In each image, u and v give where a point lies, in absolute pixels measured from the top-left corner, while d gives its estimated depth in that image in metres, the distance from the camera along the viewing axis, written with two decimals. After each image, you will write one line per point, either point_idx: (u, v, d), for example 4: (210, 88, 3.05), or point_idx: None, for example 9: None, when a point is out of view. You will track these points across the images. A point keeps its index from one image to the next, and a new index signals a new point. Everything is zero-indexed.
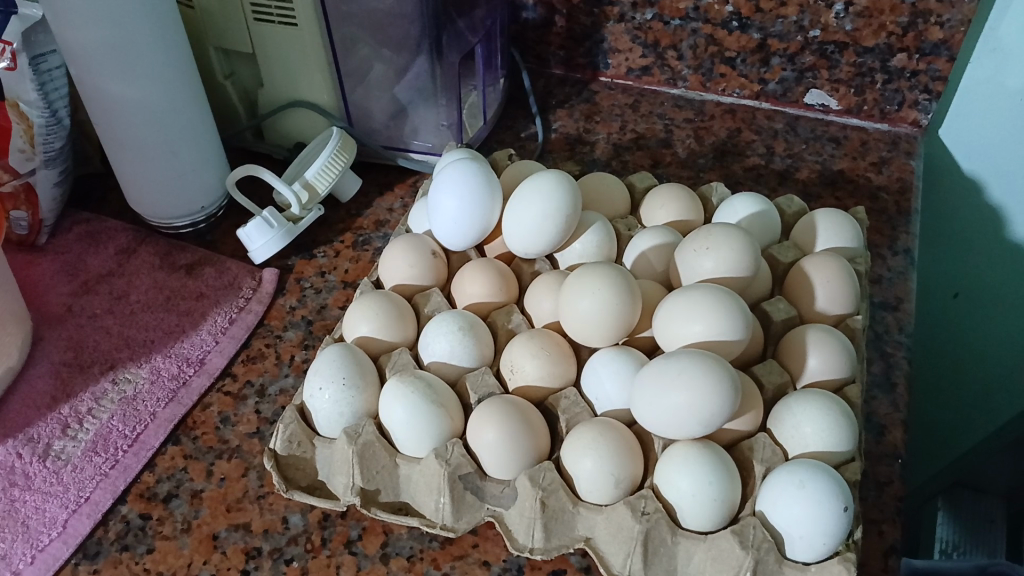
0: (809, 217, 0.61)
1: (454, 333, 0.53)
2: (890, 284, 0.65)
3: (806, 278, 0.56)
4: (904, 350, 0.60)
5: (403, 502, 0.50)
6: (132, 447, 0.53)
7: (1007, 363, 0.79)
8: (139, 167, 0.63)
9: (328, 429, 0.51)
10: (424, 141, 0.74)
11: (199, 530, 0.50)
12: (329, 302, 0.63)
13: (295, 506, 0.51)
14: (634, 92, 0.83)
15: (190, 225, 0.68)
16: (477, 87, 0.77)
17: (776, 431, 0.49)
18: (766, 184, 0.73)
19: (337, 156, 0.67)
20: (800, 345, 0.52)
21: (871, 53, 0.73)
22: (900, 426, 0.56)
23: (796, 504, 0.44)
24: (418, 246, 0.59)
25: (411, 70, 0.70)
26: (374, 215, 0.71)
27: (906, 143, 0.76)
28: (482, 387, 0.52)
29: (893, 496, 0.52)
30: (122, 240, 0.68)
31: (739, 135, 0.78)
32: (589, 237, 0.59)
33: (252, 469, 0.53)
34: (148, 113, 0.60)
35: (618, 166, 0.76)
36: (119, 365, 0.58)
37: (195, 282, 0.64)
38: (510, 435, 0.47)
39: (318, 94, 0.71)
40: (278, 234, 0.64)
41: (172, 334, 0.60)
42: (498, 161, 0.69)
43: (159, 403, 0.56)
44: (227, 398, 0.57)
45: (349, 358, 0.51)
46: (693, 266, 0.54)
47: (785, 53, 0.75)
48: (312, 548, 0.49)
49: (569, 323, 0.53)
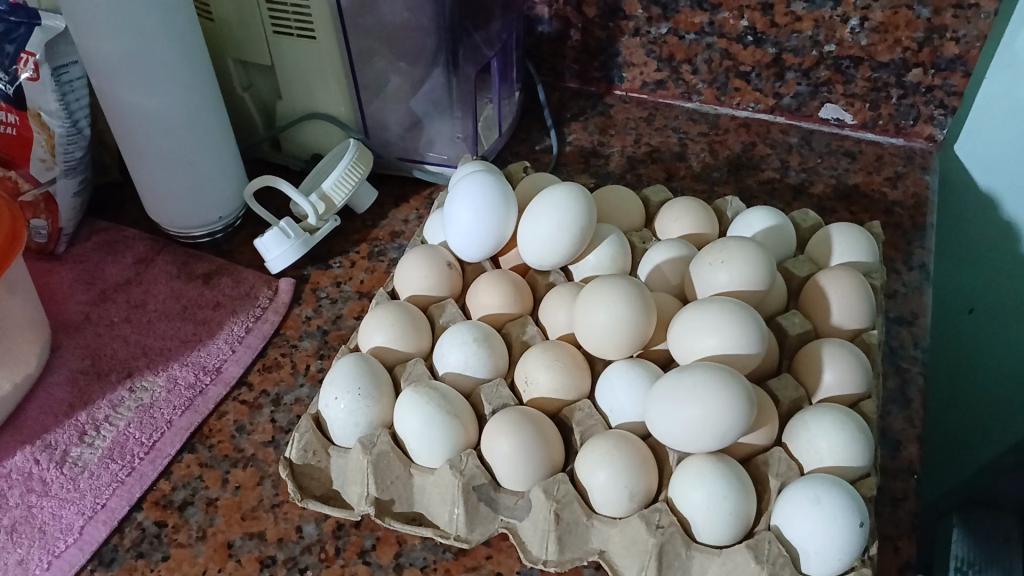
0: (823, 231, 0.61)
1: (469, 344, 0.53)
2: (905, 299, 0.65)
3: (821, 292, 0.56)
4: (919, 366, 0.60)
5: (417, 513, 0.51)
6: (149, 454, 0.54)
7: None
8: (157, 177, 0.64)
9: (343, 438, 0.51)
10: (439, 154, 0.75)
11: (214, 537, 0.50)
12: (345, 312, 0.63)
13: (310, 515, 0.51)
14: (648, 106, 0.84)
15: (208, 235, 0.69)
16: (492, 100, 0.77)
17: (791, 445, 0.50)
18: (781, 198, 0.73)
19: (354, 168, 0.67)
20: (815, 361, 0.53)
21: (886, 68, 0.73)
22: (916, 441, 0.56)
23: (811, 519, 0.45)
24: (434, 258, 0.59)
25: (426, 82, 0.70)
26: (389, 227, 0.71)
27: (921, 158, 0.76)
28: (496, 399, 0.52)
29: (908, 512, 0.52)
30: (140, 249, 0.69)
31: (754, 149, 0.78)
32: (604, 250, 0.59)
33: (266, 478, 0.53)
34: (166, 124, 0.61)
35: (632, 179, 0.76)
36: (136, 373, 0.59)
37: (211, 291, 0.64)
38: (524, 446, 0.48)
39: (335, 105, 0.71)
40: (294, 245, 0.64)
41: (189, 343, 0.61)
42: (513, 173, 0.69)
43: (176, 411, 0.56)
44: (243, 407, 0.57)
45: (363, 368, 0.51)
46: (707, 280, 0.54)
47: (800, 68, 0.76)
48: (325, 557, 0.49)
49: (584, 335, 0.53)
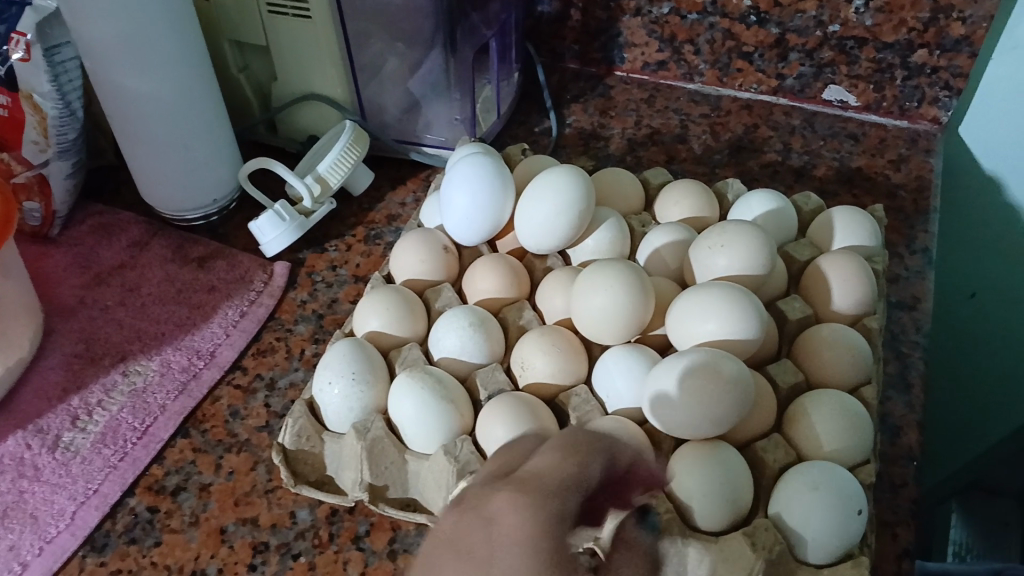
0: (825, 215, 0.61)
1: (464, 330, 0.52)
2: (906, 284, 0.64)
3: (822, 277, 0.55)
4: (920, 351, 0.59)
5: (412, 499, 0.50)
6: (142, 439, 0.54)
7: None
8: (151, 160, 0.63)
9: (337, 423, 0.50)
10: (437, 136, 0.74)
11: (206, 523, 0.50)
12: (340, 297, 0.63)
13: (303, 501, 0.51)
14: (649, 88, 0.83)
15: (203, 218, 0.68)
16: (490, 81, 0.76)
17: (789, 432, 0.49)
18: (782, 181, 0.72)
19: (351, 149, 0.66)
20: (816, 347, 0.52)
21: (891, 49, 0.72)
22: (916, 427, 0.55)
23: (809, 505, 0.44)
24: (430, 241, 0.58)
25: (424, 64, 0.70)
26: (386, 210, 0.70)
27: (924, 140, 0.76)
28: (492, 384, 0.51)
29: (908, 498, 0.51)
30: (135, 233, 0.68)
31: (755, 131, 0.77)
32: (603, 234, 0.58)
33: (260, 463, 0.53)
34: (161, 107, 0.60)
35: (632, 161, 0.75)
36: (129, 357, 0.58)
37: (206, 274, 0.64)
38: (520, 431, 0.47)
39: (331, 87, 0.70)
40: (290, 227, 0.64)
41: (183, 327, 0.60)
42: (511, 155, 0.68)
43: (169, 395, 0.56)
44: (237, 391, 0.57)
45: (358, 353, 0.51)
46: (706, 264, 0.54)
47: (804, 49, 0.74)
48: (319, 543, 0.49)
49: (581, 320, 0.52)
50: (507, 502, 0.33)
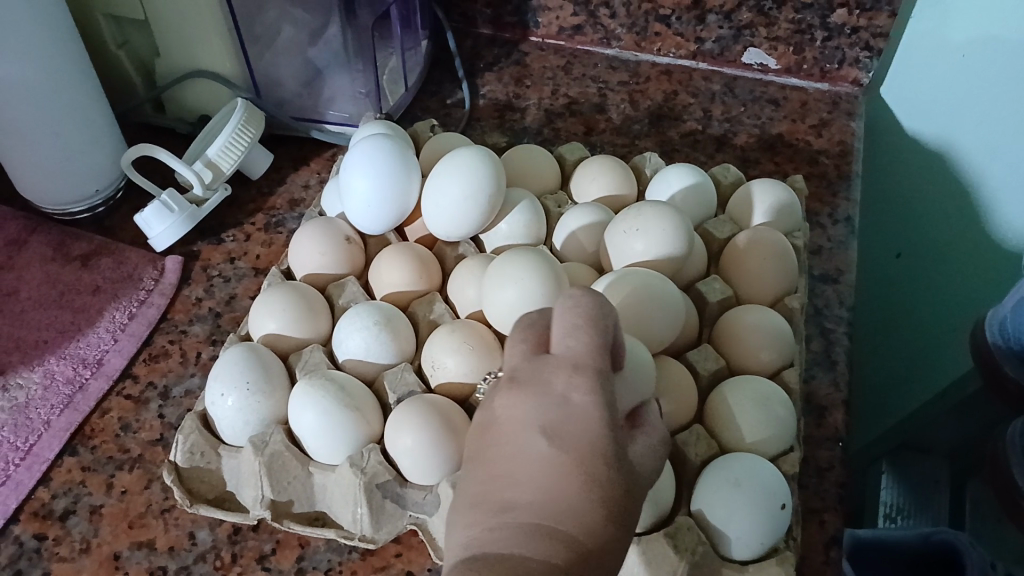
0: (744, 188, 0.58)
1: (369, 329, 0.49)
2: (829, 255, 0.62)
3: (741, 256, 0.53)
4: (844, 326, 0.58)
5: (320, 512, 0.47)
6: (25, 461, 0.49)
7: (951, 313, 0.76)
8: (18, 147, 0.57)
9: (234, 437, 0.47)
10: (340, 112, 0.69)
11: (98, 550, 0.46)
12: (239, 292, 0.59)
13: (203, 520, 0.47)
14: (566, 53, 0.79)
15: (87, 210, 0.63)
16: (395, 51, 0.72)
17: (711, 423, 0.48)
18: (703, 150, 0.70)
19: (244, 129, 0.61)
20: (737, 332, 0.50)
21: (810, 9, 0.69)
22: (841, 407, 0.54)
23: (730, 500, 0.43)
24: (331, 232, 0.54)
25: (324, 33, 0.65)
26: (288, 194, 0.66)
27: (846, 103, 0.73)
28: (401, 386, 0.48)
29: (834, 482, 0.50)
30: (11, 229, 0.61)
31: (675, 98, 0.75)
32: (516, 217, 0.55)
33: (155, 481, 0.49)
34: (27, 92, 0.55)
35: (550, 134, 0.72)
36: (8, 370, 0.53)
37: (90, 273, 0.59)
38: (429, 439, 0.44)
39: (219, 62, 0.65)
40: (180, 219, 0.59)
41: (66, 333, 0.55)
42: (419, 133, 0.64)
43: (54, 411, 0.52)
44: (128, 402, 0.53)
45: (254, 360, 0.47)
46: (622, 249, 0.51)
47: (721, 11, 0.72)
48: (221, 565, 0.46)
49: (493, 312, 0.49)
50: (567, 376, 0.32)
